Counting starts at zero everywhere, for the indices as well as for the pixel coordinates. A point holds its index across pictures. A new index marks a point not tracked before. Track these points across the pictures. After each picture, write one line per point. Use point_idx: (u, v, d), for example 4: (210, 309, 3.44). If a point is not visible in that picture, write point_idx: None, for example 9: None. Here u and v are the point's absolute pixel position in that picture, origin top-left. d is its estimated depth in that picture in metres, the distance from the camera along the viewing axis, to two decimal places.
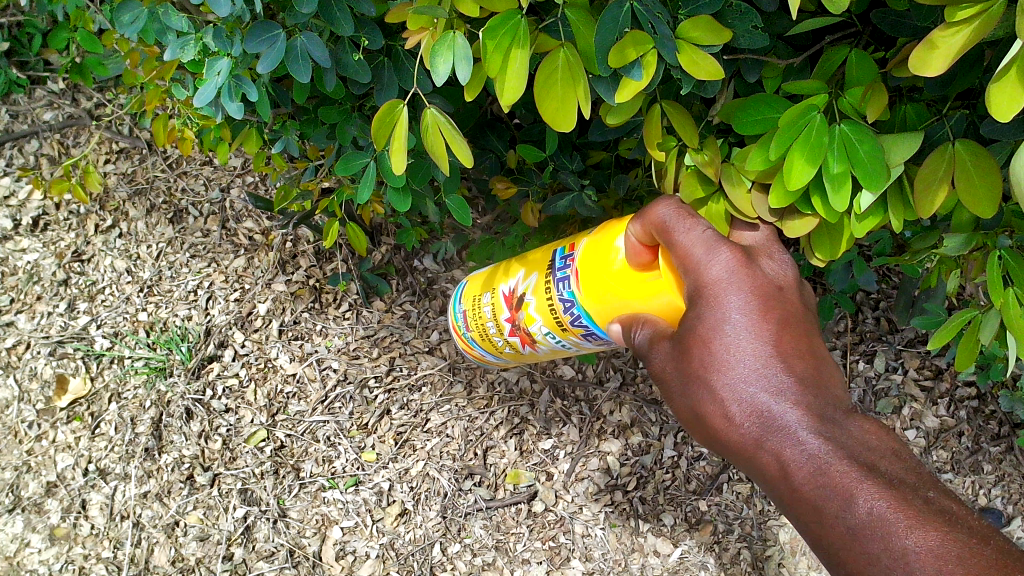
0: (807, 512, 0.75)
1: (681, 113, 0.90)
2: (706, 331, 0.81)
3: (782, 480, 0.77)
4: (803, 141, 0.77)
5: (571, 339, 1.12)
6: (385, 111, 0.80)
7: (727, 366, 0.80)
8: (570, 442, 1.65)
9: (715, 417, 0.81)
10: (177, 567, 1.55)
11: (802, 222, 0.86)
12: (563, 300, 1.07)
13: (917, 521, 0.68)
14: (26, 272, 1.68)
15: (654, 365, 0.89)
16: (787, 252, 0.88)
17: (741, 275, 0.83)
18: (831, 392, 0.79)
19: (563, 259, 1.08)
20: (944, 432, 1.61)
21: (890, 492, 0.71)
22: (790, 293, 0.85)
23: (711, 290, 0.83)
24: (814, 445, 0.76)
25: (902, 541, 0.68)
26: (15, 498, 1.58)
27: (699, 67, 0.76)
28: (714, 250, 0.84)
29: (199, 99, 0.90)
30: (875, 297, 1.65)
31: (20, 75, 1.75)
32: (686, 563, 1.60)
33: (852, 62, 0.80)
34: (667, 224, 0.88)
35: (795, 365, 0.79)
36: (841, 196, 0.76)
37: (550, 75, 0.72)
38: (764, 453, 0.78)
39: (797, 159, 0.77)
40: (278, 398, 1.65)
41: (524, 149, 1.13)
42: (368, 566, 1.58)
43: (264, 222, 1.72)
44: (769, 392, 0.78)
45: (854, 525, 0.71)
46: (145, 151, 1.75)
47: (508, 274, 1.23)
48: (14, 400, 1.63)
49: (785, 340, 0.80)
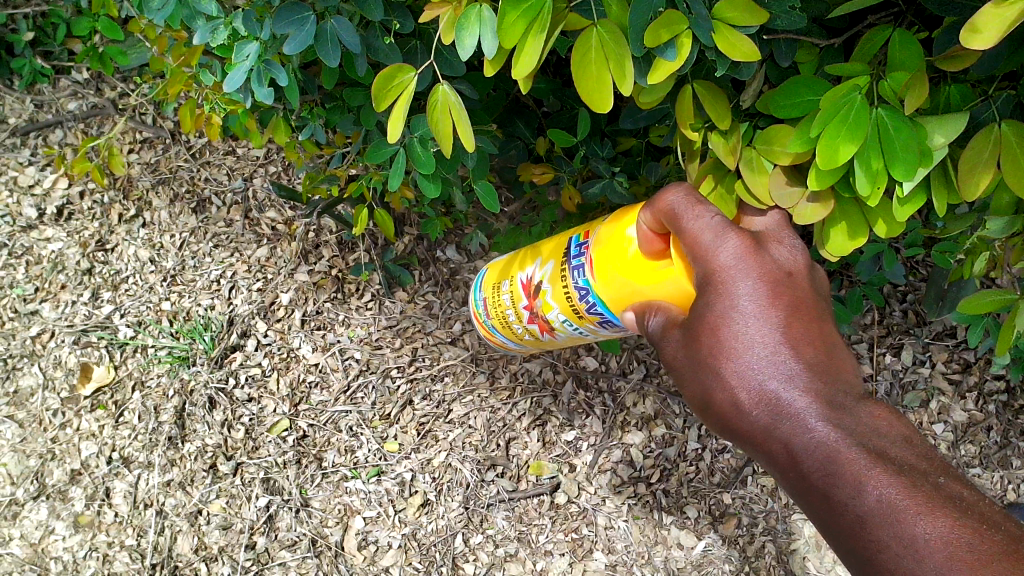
0: (818, 500, 0.74)
1: (713, 93, 0.89)
2: (715, 318, 0.80)
3: (792, 469, 0.77)
4: (839, 122, 0.76)
5: (588, 327, 1.11)
6: (389, 75, 0.79)
7: (736, 353, 0.79)
8: (593, 434, 1.64)
9: (724, 404, 0.81)
10: (200, 555, 1.56)
11: (814, 211, 0.86)
12: (578, 288, 1.06)
13: (926, 506, 0.68)
14: (50, 261, 1.69)
15: (666, 352, 0.88)
16: (797, 238, 0.87)
17: (749, 261, 0.81)
18: (842, 379, 0.78)
19: (579, 247, 1.07)
20: (972, 426, 1.59)
21: (900, 479, 0.70)
22: (801, 279, 0.83)
23: (720, 276, 0.81)
24: (823, 433, 0.75)
25: (912, 528, 0.67)
26: (40, 486, 1.59)
27: (735, 49, 0.75)
28: (723, 236, 0.83)
29: (228, 84, 0.90)
30: (903, 289, 1.63)
31: (44, 65, 1.76)
32: (710, 556, 1.58)
33: (896, 44, 0.77)
34: (677, 212, 0.86)
35: (804, 352, 0.78)
36: (869, 182, 0.76)
37: (584, 55, 0.71)
38: (774, 441, 0.77)
39: (835, 138, 0.75)
40: (301, 387, 1.65)
41: (554, 134, 1.12)
42: (391, 556, 1.57)
43: (287, 212, 1.72)
44: (779, 379, 0.77)
45: (864, 512, 0.70)
46: (168, 141, 1.75)
47: (526, 261, 1.22)
48: (39, 388, 1.63)
49: (794, 326, 0.79)
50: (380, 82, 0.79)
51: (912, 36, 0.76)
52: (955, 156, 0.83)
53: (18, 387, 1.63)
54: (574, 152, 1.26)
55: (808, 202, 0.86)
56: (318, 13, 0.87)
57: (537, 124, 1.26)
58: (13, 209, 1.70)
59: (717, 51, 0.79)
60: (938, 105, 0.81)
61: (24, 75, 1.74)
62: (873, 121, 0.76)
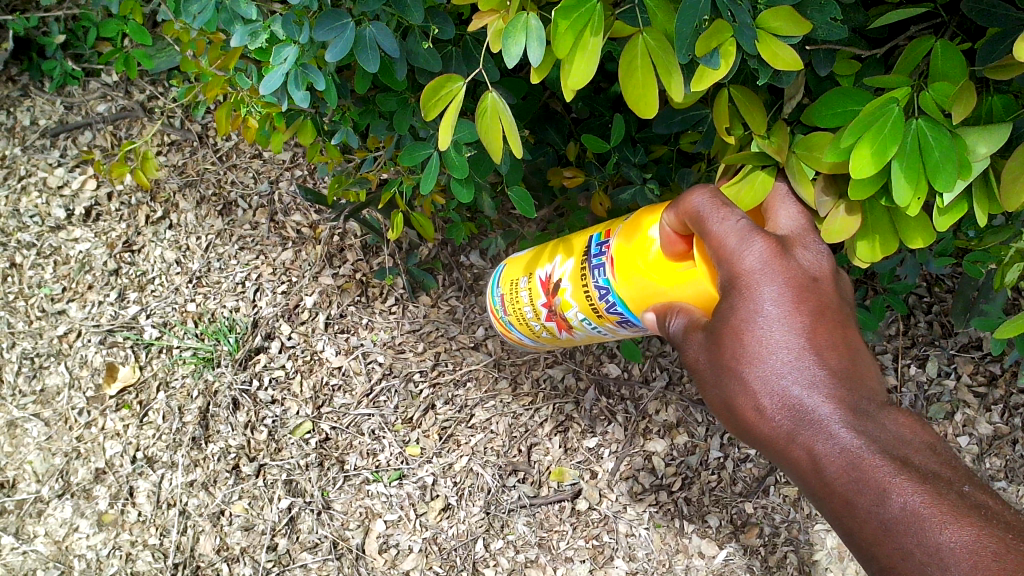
0: (840, 506, 0.75)
1: (749, 97, 0.89)
2: (738, 323, 0.79)
3: (813, 474, 0.77)
4: (875, 133, 0.76)
5: (608, 326, 1.11)
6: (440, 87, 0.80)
7: (759, 359, 0.78)
8: (615, 441, 1.64)
9: (745, 408, 0.80)
10: (222, 556, 1.57)
11: (841, 229, 0.89)
12: (598, 287, 1.07)
13: (951, 516, 0.69)
14: (78, 262, 1.71)
15: (688, 355, 0.88)
16: (822, 242, 0.85)
17: (775, 266, 0.80)
18: (865, 384, 0.78)
19: (599, 246, 1.07)
20: (998, 439, 1.58)
21: (925, 487, 0.71)
22: (826, 284, 0.82)
23: (744, 281, 0.80)
24: (847, 440, 0.75)
25: (936, 537, 0.68)
26: (65, 484, 1.61)
27: (777, 56, 0.75)
28: (748, 240, 0.81)
29: (266, 87, 0.91)
30: (928, 300, 1.62)
31: (75, 67, 1.79)
32: (731, 565, 1.58)
33: (937, 53, 0.78)
34: (701, 214, 0.84)
35: (828, 358, 0.77)
36: (908, 191, 0.76)
37: (631, 62, 0.73)
38: (796, 447, 0.77)
39: (864, 151, 0.76)
40: (324, 390, 1.66)
41: (590, 137, 1.12)
42: (411, 559, 1.58)
43: (312, 215, 1.72)
44: (803, 386, 0.77)
45: (888, 520, 0.71)
46: (196, 144, 1.78)
47: (546, 258, 1.22)
48: (65, 387, 1.66)
49: (819, 332, 0.78)
50: (429, 93, 0.81)
51: (955, 46, 0.77)
52: (998, 166, 0.83)
53: (45, 385, 1.66)
54: (605, 159, 1.26)
55: (840, 215, 0.89)
56: (356, 18, 0.88)
57: (567, 129, 1.27)
58: (42, 210, 1.74)
59: (760, 59, 0.80)
60: (981, 117, 0.80)
61: (55, 77, 1.78)
62: (912, 133, 0.77)
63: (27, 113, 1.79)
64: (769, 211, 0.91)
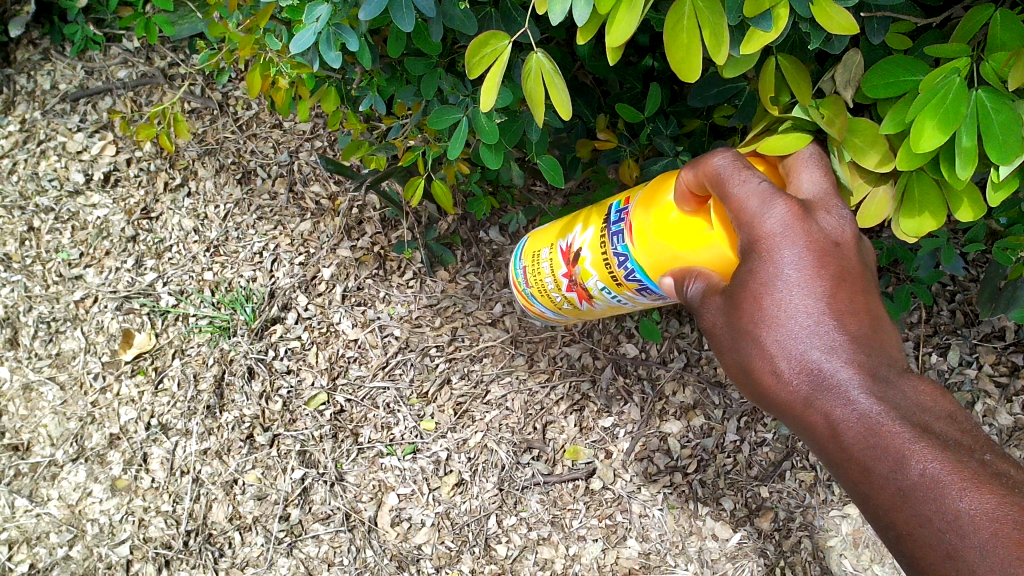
0: (857, 472, 0.73)
1: (797, 69, 0.89)
2: (758, 287, 0.78)
3: (831, 440, 0.75)
4: (935, 104, 0.76)
5: (627, 294, 1.10)
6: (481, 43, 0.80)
7: (778, 322, 0.77)
8: (631, 421, 1.63)
9: (763, 373, 0.79)
10: (234, 524, 1.58)
11: (878, 211, 0.92)
12: (617, 254, 1.06)
13: (972, 482, 0.67)
14: (95, 227, 1.71)
15: (706, 319, 0.87)
16: (846, 208, 0.82)
17: (797, 229, 0.78)
18: (886, 351, 0.76)
19: (618, 212, 1.06)
20: (1018, 430, 1.57)
21: (945, 454, 0.69)
22: (849, 249, 0.80)
23: (764, 243, 0.79)
24: (866, 405, 0.73)
25: (955, 504, 0.66)
26: (79, 448, 1.61)
27: (835, 20, 0.73)
28: (770, 203, 0.79)
29: (297, 45, 0.89)
30: (952, 288, 1.60)
31: (96, 32, 1.78)
32: (744, 548, 1.57)
33: (997, 23, 0.77)
34: (723, 176, 0.83)
35: (848, 323, 0.76)
36: (966, 165, 0.76)
37: (678, 25, 0.71)
38: (813, 412, 0.76)
39: (925, 123, 0.76)
40: (339, 362, 1.65)
41: (624, 107, 1.12)
42: (423, 533, 1.58)
43: (332, 186, 1.71)
44: (822, 351, 0.75)
45: (906, 486, 0.69)
46: (216, 111, 1.76)
47: (566, 228, 1.21)
48: (81, 352, 1.65)
49: (839, 297, 0.76)
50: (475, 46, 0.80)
51: (1015, 15, 0.76)
52: None
53: (60, 349, 1.65)
54: (638, 132, 1.26)
55: (875, 200, 0.91)
56: None
57: (598, 103, 1.27)
58: (61, 174, 1.73)
59: (813, 23, 0.79)
60: None
61: (76, 41, 1.77)
62: (972, 104, 0.76)
63: (48, 77, 1.78)
64: (791, 173, 0.88)
